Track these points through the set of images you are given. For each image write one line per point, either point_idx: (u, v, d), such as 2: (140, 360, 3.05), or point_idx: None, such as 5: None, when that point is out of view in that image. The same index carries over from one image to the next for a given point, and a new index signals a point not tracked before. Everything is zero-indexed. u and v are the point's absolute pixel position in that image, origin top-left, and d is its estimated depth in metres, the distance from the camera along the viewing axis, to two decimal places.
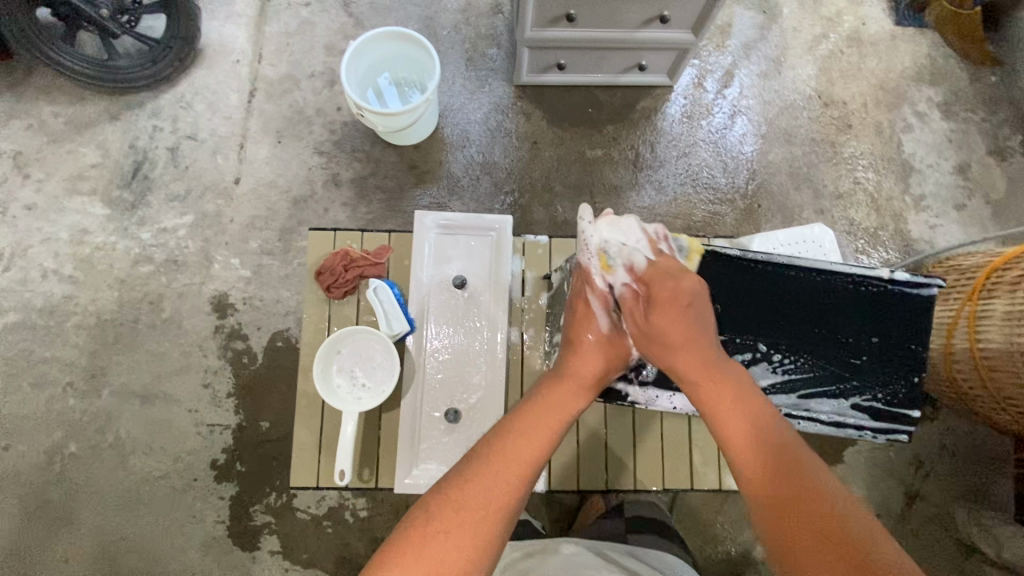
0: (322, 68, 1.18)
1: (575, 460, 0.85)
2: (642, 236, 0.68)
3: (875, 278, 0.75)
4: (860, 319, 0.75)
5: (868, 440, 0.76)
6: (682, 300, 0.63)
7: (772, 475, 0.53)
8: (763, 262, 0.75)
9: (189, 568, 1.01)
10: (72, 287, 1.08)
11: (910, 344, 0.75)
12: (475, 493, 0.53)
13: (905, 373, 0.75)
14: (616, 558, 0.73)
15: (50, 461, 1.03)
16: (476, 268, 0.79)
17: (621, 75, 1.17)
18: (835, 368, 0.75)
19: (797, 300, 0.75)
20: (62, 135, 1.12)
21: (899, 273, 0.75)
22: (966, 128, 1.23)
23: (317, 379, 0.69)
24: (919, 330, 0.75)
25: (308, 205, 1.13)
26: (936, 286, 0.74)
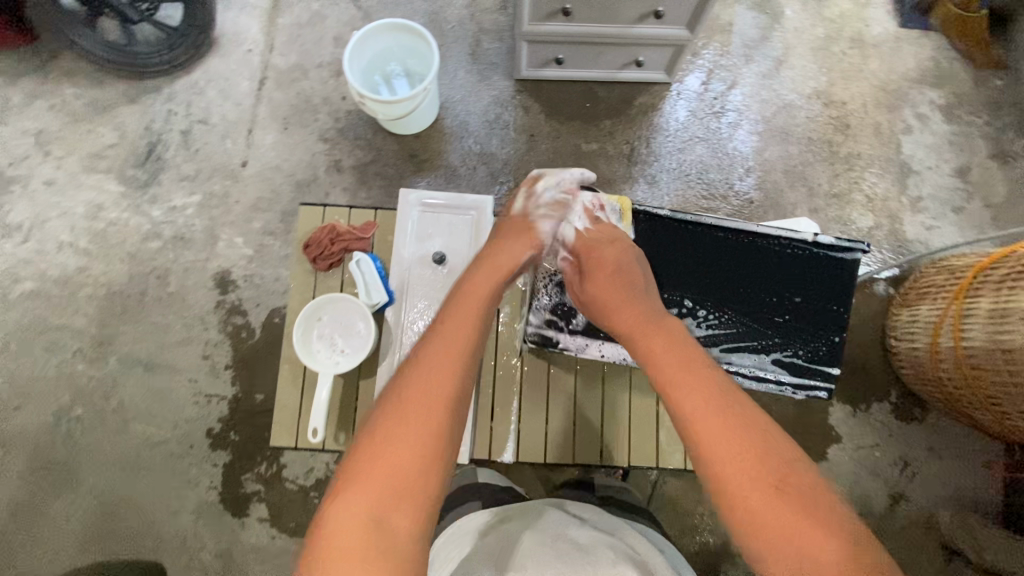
0: (329, 58, 1.22)
1: (545, 430, 0.92)
2: (579, 211, 0.85)
3: (799, 242, 0.85)
4: (780, 281, 0.85)
5: (787, 394, 0.85)
6: (612, 268, 0.77)
7: (710, 408, 0.57)
8: (694, 224, 0.86)
9: (181, 530, 1.06)
10: (85, 259, 1.14)
11: (830, 305, 0.85)
12: (411, 423, 0.56)
13: (825, 333, 0.84)
14: (593, 520, 0.75)
15: (56, 422, 1.09)
16: (455, 245, 0.85)
17: (619, 71, 1.19)
18: (757, 325, 0.85)
19: (723, 260, 0.86)
20: (83, 116, 1.18)
21: (823, 237, 0.85)
22: (968, 131, 1.22)
23: (297, 342, 0.77)
24: (838, 293, 0.85)
25: (311, 188, 1.18)
26: (858, 250, 0.84)
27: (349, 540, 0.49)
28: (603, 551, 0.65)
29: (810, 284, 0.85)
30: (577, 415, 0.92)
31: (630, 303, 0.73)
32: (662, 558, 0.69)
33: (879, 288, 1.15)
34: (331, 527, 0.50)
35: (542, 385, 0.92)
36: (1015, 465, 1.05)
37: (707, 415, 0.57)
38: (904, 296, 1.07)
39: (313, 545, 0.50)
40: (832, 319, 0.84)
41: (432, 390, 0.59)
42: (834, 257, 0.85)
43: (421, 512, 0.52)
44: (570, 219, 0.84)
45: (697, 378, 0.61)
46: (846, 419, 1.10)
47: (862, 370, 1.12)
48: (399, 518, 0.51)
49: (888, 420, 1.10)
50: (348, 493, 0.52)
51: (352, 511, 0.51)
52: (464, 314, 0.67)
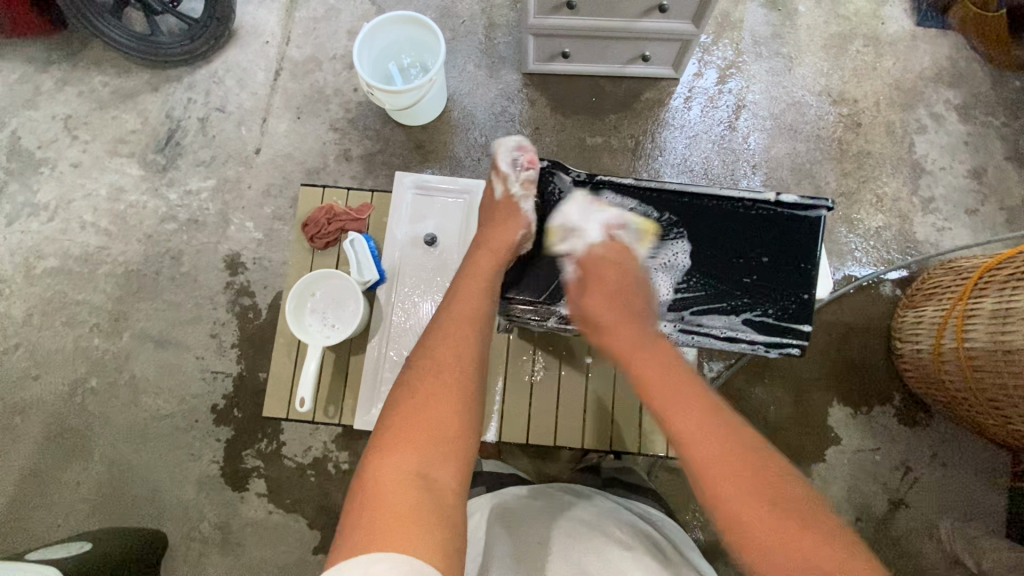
0: (343, 51, 1.26)
1: (528, 414, 0.92)
2: (598, 218, 0.81)
3: (762, 203, 0.80)
4: (743, 241, 0.80)
5: (761, 354, 0.78)
6: (612, 287, 0.76)
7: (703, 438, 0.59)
8: (656, 190, 0.81)
9: (184, 501, 1.10)
10: (105, 238, 1.20)
11: (799, 264, 0.79)
12: (436, 400, 0.59)
13: (795, 290, 0.78)
14: (603, 498, 0.73)
15: (72, 392, 1.14)
16: (445, 228, 0.91)
17: (626, 67, 1.20)
18: (725, 285, 0.79)
19: (686, 223, 0.81)
20: (109, 103, 1.24)
21: (785, 196, 0.79)
22: (985, 132, 1.19)
23: (290, 315, 0.81)
24: (806, 250, 0.79)
25: (321, 176, 1.21)
26: (822, 207, 0.79)
27: (396, 496, 0.51)
28: (606, 530, 0.63)
29: (776, 240, 0.79)
30: (562, 402, 0.92)
31: (624, 326, 0.73)
32: (667, 540, 0.67)
33: (886, 288, 1.13)
34: (373, 490, 0.51)
35: (528, 369, 0.93)
36: (1020, 472, 1.02)
37: (700, 433, 0.59)
38: (911, 296, 1.05)
39: (353, 506, 0.51)
40: (800, 276, 0.78)
41: (450, 368, 0.62)
42: (797, 217, 0.79)
43: (461, 473, 0.55)
44: (582, 229, 0.81)
45: (694, 406, 0.62)
46: (846, 420, 1.08)
47: (867, 370, 1.09)
48: (441, 481, 0.53)
49: (891, 423, 1.07)
50: (386, 457, 0.54)
51: (397, 472, 0.52)
52: (467, 299, 0.70)
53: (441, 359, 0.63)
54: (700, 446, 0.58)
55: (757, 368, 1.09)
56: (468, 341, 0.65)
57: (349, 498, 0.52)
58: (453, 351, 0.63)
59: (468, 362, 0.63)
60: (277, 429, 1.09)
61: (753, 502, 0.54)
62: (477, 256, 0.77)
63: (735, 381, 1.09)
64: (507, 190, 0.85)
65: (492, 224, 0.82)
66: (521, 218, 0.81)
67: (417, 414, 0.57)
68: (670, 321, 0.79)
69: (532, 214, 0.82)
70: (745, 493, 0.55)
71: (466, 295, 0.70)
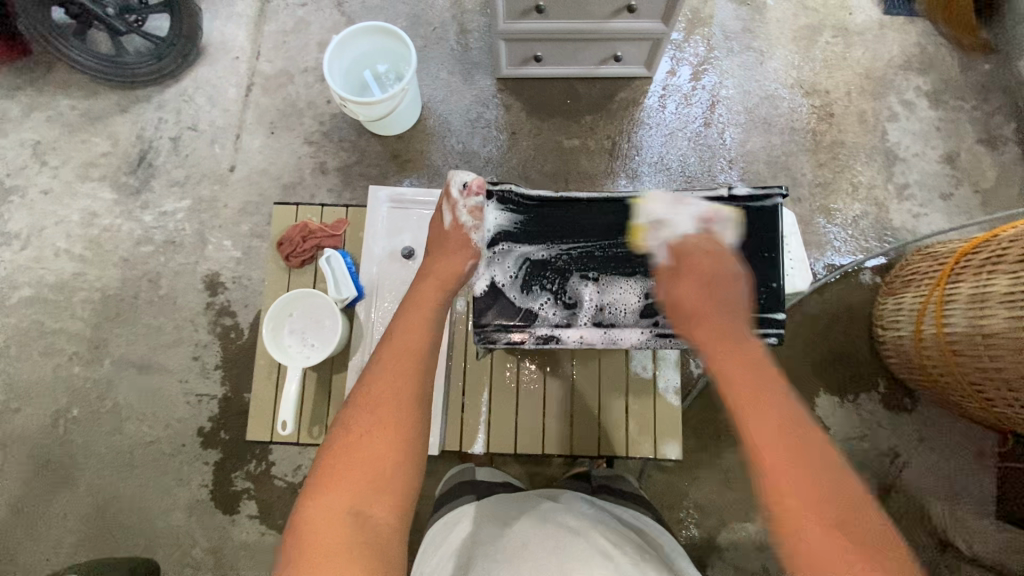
0: (314, 63, 1.25)
1: (514, 423, 0.92)
2: (690, 213, 0.80)
3: (716, 200, 0.80)
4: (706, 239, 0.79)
5: None
6: (705, 278, 0.75)
7: (788, 442, 0.57)
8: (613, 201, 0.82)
9: (174, 527, 1.08)
10: (81, 265, 1.18)
11: (763, 253, 0.78)
12: (371, 435, 0.57)
13: (763, 280, 0.78)
14: (583, 505, 0.72)
15: (54, 423, 1.12)
16: (423, 240, 0.92)
17: (599, 67, 1.20)
18: None
19: (648, 231, 0.81)
20: (77, 126, 1.22)
21: (738, 188, 0.80)
22: (956, 116, 1.20)
23: (268, 337, 0.82)
24: (768, 238, 0.79)
25: (297, 190, 1.20)
26: (776, 195, 0.79)
27: (325, 538, 0.51)
28: (586, 536, 0.62)
29: (736, 234, 0.79)
30: (547, 409, 0.93)
31: (710, 324, 0.71)
32: (650, 549, 0.65)
33: (865, 277, 1.14)
34: (305, 534, 0.52)
35: (514, 376, 0.93)
36: (1010, 454, 1.04)
37: (780, 439, 0.57)
38: (890, 283, 1.06)
39: (286, 553, 0.51)
40: (765, 265, 0.78)
41: (386, 405, 0.59)
42: (753, 207, 0.80)
43: (399, 508, 0.55)
44: (672, 219, 0.80)
45: (774, 408, 0.60)
46: (834, 409, 1.09)
47: (850, 358, 1.10)
48: (375, 516, 0.53)
49: (877, 410, 1.08)
50: (313, 502, 0.53)
51: (327, 517, 0.52)
52: (408, 328, 0.68)
53: (379, 396, 0.60)
54: (772, 459, 0.56)
55: (743, 362, 1.10)
56: (408, 370, 0.63)
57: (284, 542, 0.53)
58: (391, 382, 0.62)
59: (405, 391, 0.61)
60: (265, 449, 1.08)
61: (817, 519, 0.52)
62: (421, 287, 0.76)
63: None
64: (455, 218, 0.83)
65: (436, 255, 0.81)
66: (470, 248, 0.81)
67: (350, 453, 0.56)
68: (644, 328, 0.79)
69: (482, 243, 0.81)
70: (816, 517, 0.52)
71: (412, 324, 0.69)
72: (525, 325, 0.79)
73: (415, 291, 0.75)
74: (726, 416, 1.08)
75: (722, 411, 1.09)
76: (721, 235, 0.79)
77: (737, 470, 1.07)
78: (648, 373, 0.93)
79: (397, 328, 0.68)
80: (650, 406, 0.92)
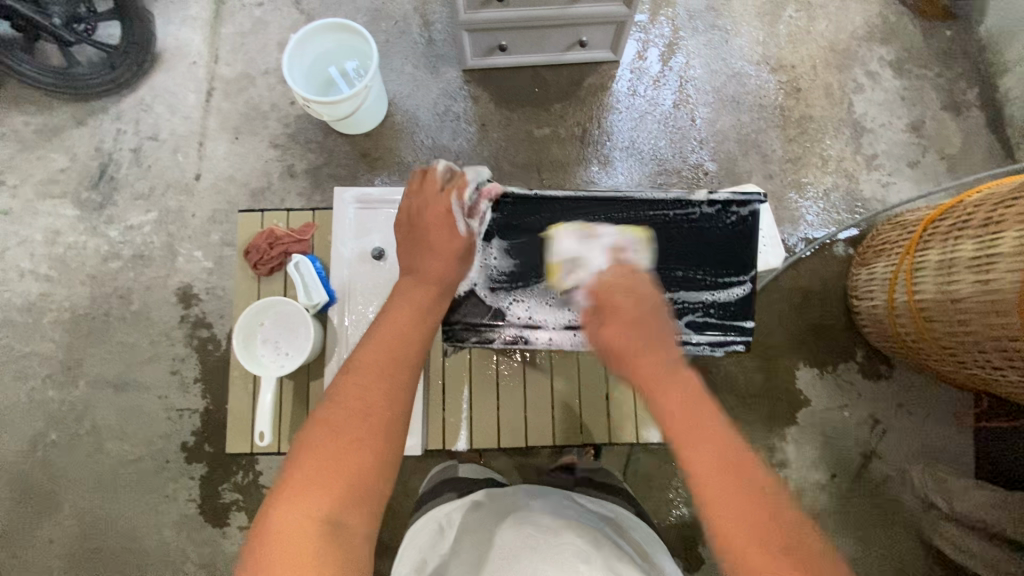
0: (275, 64, 1.22)
1: (496, 418, 0.92)
2: (600, 245, 0.76)
3: (696, 204, 0.79)
4: (681, 244, 0.79)
5: (707, 354, 0.81)
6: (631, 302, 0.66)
7: (717, 468, 0.48)
8: (589, 203, 0.79)
9: (164, 544, 1.07)
10: (48, 285, 1.15)
11: (734, 261, 0.79)
12: (353, 440, 0.55)
13: (734, 289, 0.79)
14: (562, 504, 0.71)
15: (32, 449, 1.10)
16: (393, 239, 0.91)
17: (565, 53, 1.18)
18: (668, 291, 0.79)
19: (625, 234, 0.79)
20: (33, 143, 1.18)
21: (718, 193, 0.78)
22: (920, 85, 1.21)
23: (241, 351, 0.81)
24: (741, 246, 0.79)
25: (266, 196, 1.18)
26: (755, 202, 0.78)
27: (292, 550, 0.48)
28: (568, 530, 0.62)
29: (711, 242, 0.79)
30: (529, 401, 0.93)
31: (650, 346, 0.60)
32: (630, 544, 0.66)
33: (839, 249, 1.15)
34: (274, 539, 0.49)
35: (494, 370, 0.93)
36: (985, 414, 1.06)
37: (709, 469, 0.48)
38: (863, 254, 1.07)
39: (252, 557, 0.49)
40: (736, 273, 0.79)
41: (373, 409, 0.57)
42: (729, 215, 0.79)
43: (371, 518, 0.53)
44: (586, 255, 0.76)
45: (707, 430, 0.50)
46: (814, 381, 1.10)
47: (827, 331, 1.12)
48: (351, 524, 0.52)
49: (856, 379, 1.10)
50: (285, 505, 0.51)
51: (301, 525, 0.50)
52: (394, 322, 0.65)
53: (369, 401, 0.57)
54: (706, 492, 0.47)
55: None
56: (401, 379, 0.60)
57: (247, 542, 0.50)
58: (383, 388, 0.58)
59: (398, 401, 0.58)
60: (251, 459, 1.07)
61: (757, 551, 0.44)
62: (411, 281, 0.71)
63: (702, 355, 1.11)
64: (468, 227, 0.77)
65: (435, 250, 0.73)
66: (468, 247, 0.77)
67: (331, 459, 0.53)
68: None
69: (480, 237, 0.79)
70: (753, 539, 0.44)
71: (396, 322, 0.65)
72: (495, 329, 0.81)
73: (404, 290, 0.70)
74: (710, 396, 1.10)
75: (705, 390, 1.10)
76: (631, 262, 0.75)
77: None
78: None
79: (385, 326, 0.64)
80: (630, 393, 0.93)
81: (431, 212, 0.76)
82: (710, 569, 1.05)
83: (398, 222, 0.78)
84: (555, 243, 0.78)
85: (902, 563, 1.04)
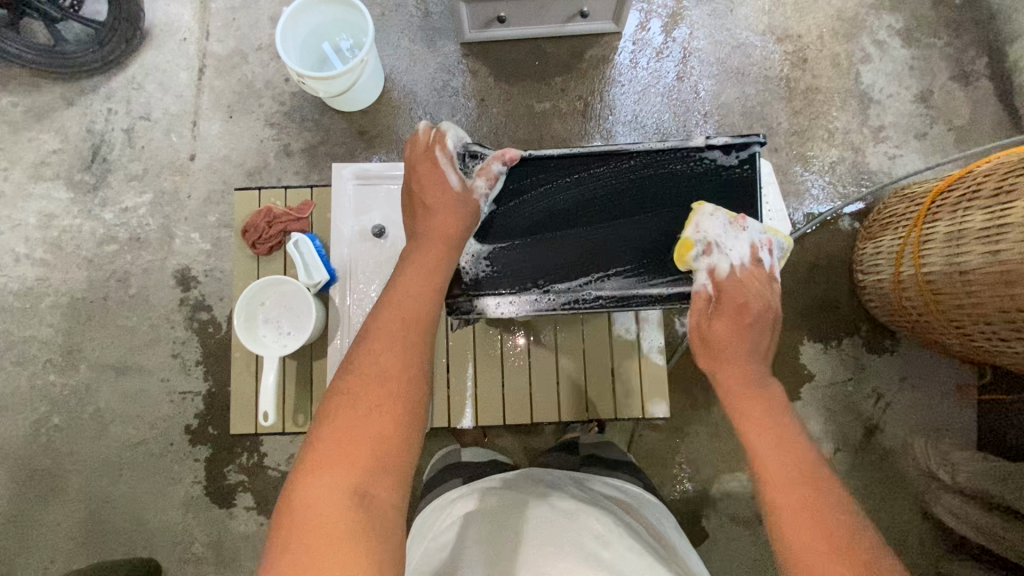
0: (268, 40, 1.18)
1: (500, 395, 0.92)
2: (745, 237, 0.76)
3: (691, 150, 0.77)
4: (683, 195, 0.77)
5: None
6: (745, 317, 0.74)
7: (795, 480, 0.58)
8: (585, 158, 0.78)
9: (171, 526, 1.08)
10: (43, 269, 1.13)
11: (737, 205, 0.77)
12: (377, 407, 0.57)
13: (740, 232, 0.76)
14: (573, 488, 0.71)
15: (35, 433, 1.10)
16: (393, 217, 0.90)
17: (566, 25, 1.15)
18: (670, 241, 0.77)
19: (622, 188, 0.78)
20: (22, 124, 1.16)
21: (714, 137, 0.77)
22: (929, 54, 1.18)
23: (242, 330, 0.81)
24: (739, 188, 0.77)
25: (262, 176, 1.16)
26: (753, 143, 0.76)
27: (323, 520, 0.49)
28: (588, 517, 0.62)
29: (713, 188, 0.77)
30: (533, 379, 0.93)
31: (737, 364, 0.71)
32: (644, 526, 0.67)
33: (844, 223, 1.14)
34: (298, 509, 0.50)
35: (499, 349, 0.93)
36: (987, 386, 1.06)
37: (790, 478, 0.58)
38: (868, 228, 1.06)
39: (279, 527, 0.50)
40: (740, 216, 0.76)
41: (397, 378, 0.59)
42: (727, 159, 0.77)
43: (401, 489, 0.54)
44: (726, 243, 0.75)
45: (789, 447, 0.62)
46: (819, 356, 1.10)
47: (833, 306, 1.11)
48: (380, 495, 0.52)
49: (861, 353, 1.10)
50: (310, 478, 0.52)
51: (329, 496, 0.51)
52: (410, 290, 0.67)
53: (387, 368, 0.60)
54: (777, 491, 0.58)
55: None
56: (417, 344, 0.63)
57: (274, 520, 0.51)
58: (399, 354, 0.61)
59: (415, 365, 0.61)
60: (255, 440, 1.07)
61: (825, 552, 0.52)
62: (423, 249, 0.73)
63: None
64: (463, 180, 0.80)
65: (435, 209, 0.77)
66: (471, 207, 0.78)
67: (354, 427, 0.55)
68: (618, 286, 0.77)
69: (484, 206, 0.79)
70: (815, 522, 0.54)
71: (412, 293, 0.67)
72: (502, 293, 0.78)
73: (414, 255, 0.73)
74: None
75: None
76: (766, 269, 0.78)
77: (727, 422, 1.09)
78: (632, 334, 0.93)
79: (397, 296, 0.67)
80: (635, 369, 0.93)
81: (423, 172, 0.81)
82: (714, 543, 1.06)
83: (403, 198, 0.84)
84: (705, 220, 0.75)
85: (905, 533, 1.05)
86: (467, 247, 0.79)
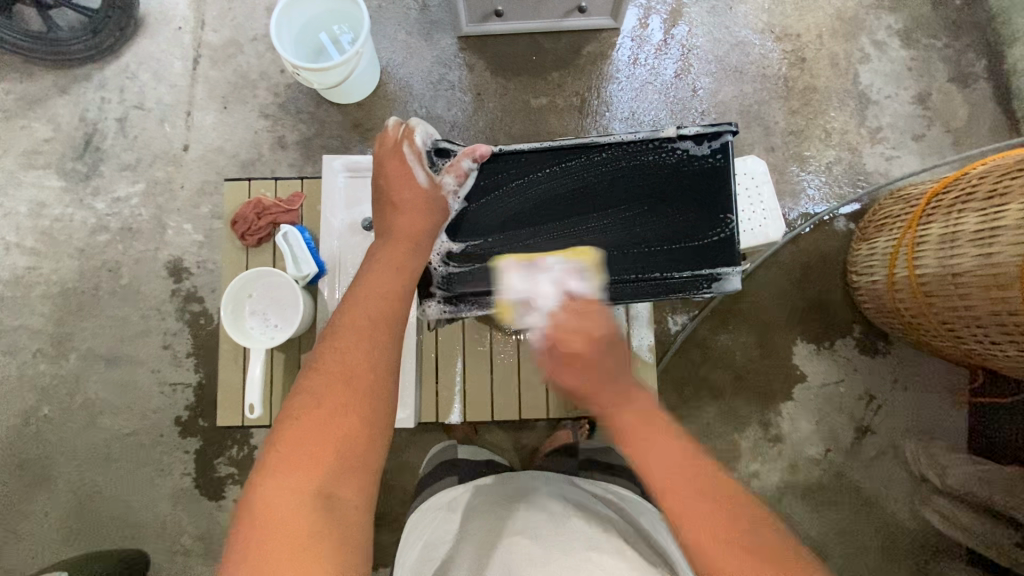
0: (264, 30, 1.17)
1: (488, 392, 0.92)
2: (547, 278, 0.76)
3: (662, 141, 0.77)
4: (656, 186, 0.77)
5: (699, 296, 0.77)
6: (588, 354, 0.71)
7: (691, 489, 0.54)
8: (556, 151, 0.78)
9: (160, 518, 1.07)
10: (34, 258, 1.13)
11: (711, 194, 0.76)
12: (342, 405, 0.57)
13: (714, 222, 0.76)
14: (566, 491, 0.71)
15: (24, 423, 1.09)
16: None
17: (564, 20, 1.15)
18: (645, 234, 0.77)
19: (595, 181, 0.78)
20: (14, 112, 1.15)
21: (684, 128, 0.76)
22: (928, 55, 1.18)
23: (230, 323, 0.81)
24: (711, 178, 0.76)
25: (256, 167, 1.15)
26: (725, 133, 0.76)
27: (288, 521, 0.49)
28: (582, 522, 0.62)
29: (685, 179, 0.77)
30: (522, 375, 0.93)
31: (598, 387, 0.67)
32: (636, 528, 0.67)
33: (839, 224, 1.13)
34: (261, 511, 0.50)
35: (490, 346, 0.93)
36: (979, 389, 1.06)
37: (688, 485, 0.54)
38: (863, 229, 1.06)
39: (239, 530, 0.49)
40: (714, 205, 0.76)
41: (363, 376, 0.60)
42: (699, 149, 0.77)
43: (368, 490, 0.55)
44: (534, 293, 0.76)
45: (676, 451, 0.57)
46: (811, 357, 1.10)
47: (824, 307, 1.11)
48: (346, 497, 0.53)
49: (853, 354, 1.10)
50: (272, 479, 0.52)
51: (293, 498, 0.51)
52: (377, 289, 0.68)
53: (353, 367, 0.60)
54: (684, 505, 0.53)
55: (719, 317, 1.11)
56: (384, 343, 0.63)
57: (235, 523, 0.50)
58: (365, 352, 0.62)
59: (382, 365, 0.62)
60: (246, 433, 1.06)
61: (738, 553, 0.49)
62: (391, 248, 0.74)
63: (699, 331, 1.10)
64: (431, 177, 0.80)
65: (402, 208, 0.77)
66: (441, 207, 0.78)
67: (318, 427, 0.55)
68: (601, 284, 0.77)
69: (455, 202, 0.79)
70: (720, 529, 0.51)
71: (380, 292, 0.68)
72: (483, 289, 0.78)
73: (382, 254, 0.73)
74: (705, 371, 1.10)
75: (700, 366, 1.10)
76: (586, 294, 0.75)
77: (718, 422, 1.08)
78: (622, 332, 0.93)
79: (364, 295, 0.67)
80: None
81: (391, 168, 0.80)
82: None
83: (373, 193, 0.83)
84: (503, 279, 0.78)
85: (894, 535, 1.05)
86: (440, 245, 0.79)
